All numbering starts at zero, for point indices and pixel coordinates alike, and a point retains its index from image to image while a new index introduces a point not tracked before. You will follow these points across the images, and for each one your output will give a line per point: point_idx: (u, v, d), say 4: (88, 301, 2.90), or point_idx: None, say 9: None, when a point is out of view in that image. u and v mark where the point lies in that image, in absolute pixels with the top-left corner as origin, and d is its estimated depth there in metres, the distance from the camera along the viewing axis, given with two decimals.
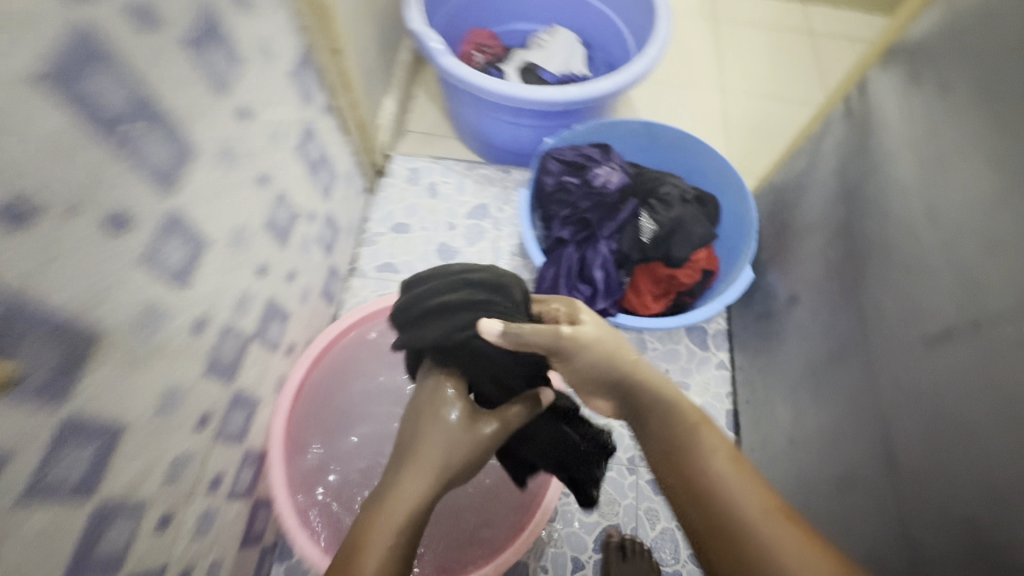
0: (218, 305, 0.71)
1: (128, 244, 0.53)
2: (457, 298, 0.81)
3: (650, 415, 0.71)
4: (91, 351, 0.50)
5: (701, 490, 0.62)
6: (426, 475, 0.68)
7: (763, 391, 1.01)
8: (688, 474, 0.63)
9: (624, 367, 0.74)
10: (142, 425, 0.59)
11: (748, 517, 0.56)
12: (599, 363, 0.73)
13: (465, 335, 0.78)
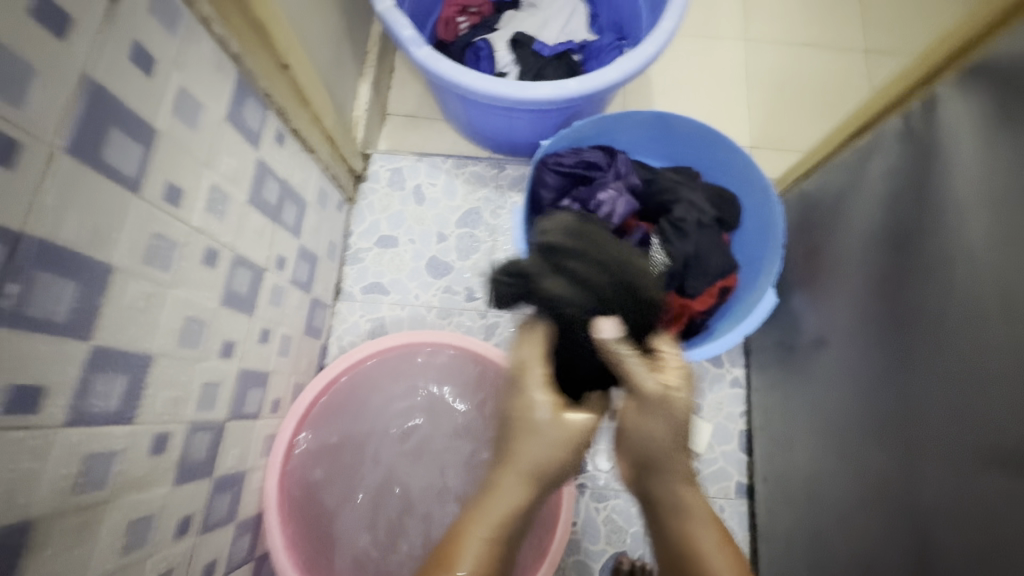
0: (180, 412, 0.64)
1: (44, 416, 0.45)
2: (594, 263, 0.72)
3: (666, 514, 0.64)
4: (25, 543, 0.45)
5: None
6: (518, 486, 0.61)
7: (778, 426, 0.95)
8: None
9: (673, 467, 0.65)
10: (109, 572, 0.55)
11: None
12: (662, 449, 0.65)
13: (570, 317, 0.71)
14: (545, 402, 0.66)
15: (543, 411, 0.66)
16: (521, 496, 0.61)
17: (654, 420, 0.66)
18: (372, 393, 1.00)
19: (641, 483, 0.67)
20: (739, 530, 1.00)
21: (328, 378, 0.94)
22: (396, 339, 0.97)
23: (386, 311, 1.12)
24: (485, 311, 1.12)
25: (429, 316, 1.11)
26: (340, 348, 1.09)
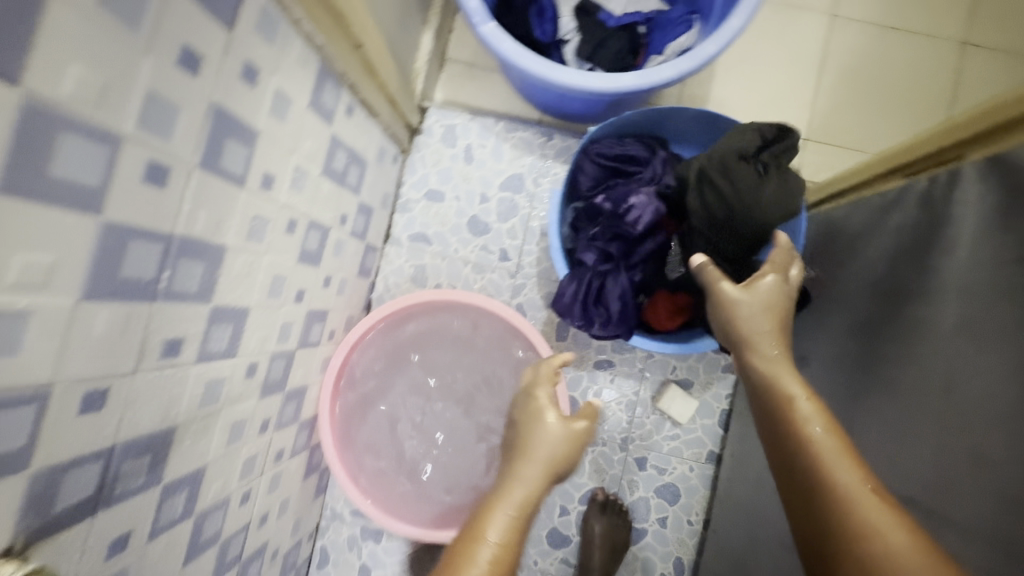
0: (264, 347, 0.82)
1: (183, 359, 0.63)
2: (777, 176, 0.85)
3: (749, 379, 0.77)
4: (172, 440, 0.64)
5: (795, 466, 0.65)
6: (536, 472, 0.77)
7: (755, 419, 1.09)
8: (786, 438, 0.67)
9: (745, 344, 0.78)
10: (219, 457, 0.76)
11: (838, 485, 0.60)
12: (740, 331, 0.78)
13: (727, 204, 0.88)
14: (551, 413, 0.84)
15: (550, 423, 0.82)
16: (538, 481, 0.76)
17: (727, 311, 0.80)
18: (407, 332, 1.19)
19: (745, 366, 0.78)
20: (701, 487, 1.22)
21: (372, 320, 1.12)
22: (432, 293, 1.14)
23: (428, 259, 1.25)
24: (515, 272, 1.24)
25: (465, 269, 1.25)
26: (386, 286, 1.25)
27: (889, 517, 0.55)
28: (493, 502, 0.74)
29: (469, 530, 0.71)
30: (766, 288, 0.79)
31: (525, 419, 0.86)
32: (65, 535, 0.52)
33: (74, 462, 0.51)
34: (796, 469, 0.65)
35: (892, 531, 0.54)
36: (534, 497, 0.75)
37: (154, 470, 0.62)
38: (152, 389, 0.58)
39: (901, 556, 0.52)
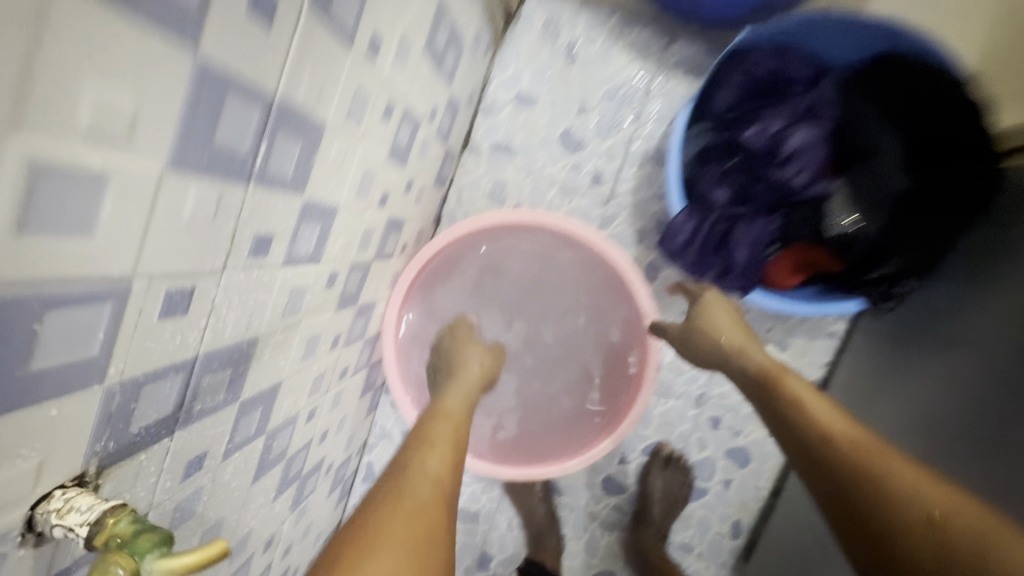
0: (346, 255, 0.70)
1: (272, 259, 0.51)
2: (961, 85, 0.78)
3: (733, 372, 0.84)
4: (253, 353, 0.54)
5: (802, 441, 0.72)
6: (464, 393, 0.91)
7: (856, 400, 0.99)
8: (787, 410, 0.75)
9: (725, 341, 0.86)
10: (293, 373, 0.67)
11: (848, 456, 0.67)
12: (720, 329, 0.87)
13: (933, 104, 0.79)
14: (476, 350, 1.02)
15: (475, 352, 1.01)
16: (468, 399, 0.91)
17: (703, 316, 0.90)
18: (486, 254, 1.08)
19: (732, 372, 0.85)
20: (774, 454, 1.14)
21: (447, 238, 1.01)
22: (513, 214, 1.00)
23: (510, 175, 1.10)
24: (607, 200, 1.09)
25: (551, 191, 1.10)
26: (460, 200, 1.11)
27: (898, 471, 0.63)
28: (443, 392, 0.91)
29: (434, 408, 0.86)
30: (717, 302, 0.90)
31: (449, 355, 1.01)
32: (144, 455, 0.43)
33: (153, 373, 0.40)
34: (795, 445, 0.72)
35: (903, 483, 0.62)
36: (479, 387, 0.95)
37: (234, 386, 0.53)
38: (237, 294, 0.47)
39: (913, 492, 0.60)
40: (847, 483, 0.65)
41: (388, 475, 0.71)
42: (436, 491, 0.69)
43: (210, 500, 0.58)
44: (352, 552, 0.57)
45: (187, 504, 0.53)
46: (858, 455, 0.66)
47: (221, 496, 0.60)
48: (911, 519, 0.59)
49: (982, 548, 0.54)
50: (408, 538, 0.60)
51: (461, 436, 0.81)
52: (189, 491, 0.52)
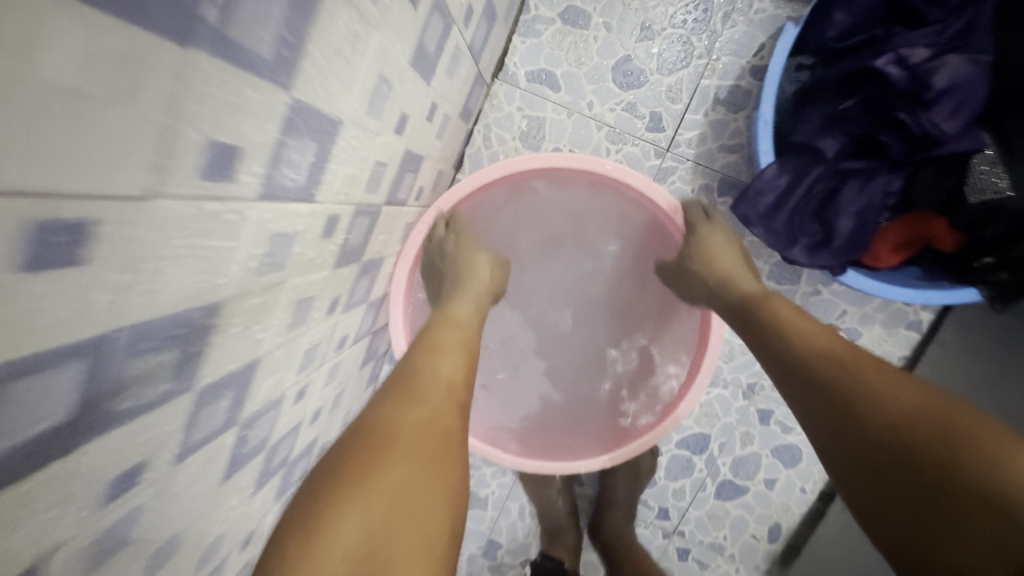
0: (350, 195, 0.53)
1: (240, 187, 0.34)
2: None
3: (721, 296, 0.76)
4: (214, 325, 0.38)
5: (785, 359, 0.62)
6: (470, 303, 0.77)
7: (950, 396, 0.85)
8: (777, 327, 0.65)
9: (733, 273, 0.76)
10: (276, 347, 0.51)
11: (830, 371, 0.57)
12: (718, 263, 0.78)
13: None
14: (482, 255, 0.83)
15: (482, 259, 0.82)
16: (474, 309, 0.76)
17: (705, 242, 0.80)
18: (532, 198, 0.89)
19: (722, 296, 0.75)
20: None
21: (492, 175, 0.81)
22: (574, 156, 0.79)
23: (549, 112, 0.91)
24: (664, 150, 0.90)
25: (597, 135, 0.91)
26: (486, 140, 0.93)
27: (864, 373, 0.55)
28: (451, 298, 0.76)
29: (441, 313, 0.74)
30: (719, 235, 0.81)
31: (453, 263, 0.80)
32: (26, 487, 0.27)
33: (27, 366, 0.24)
34: (785, 366, 0.62)
35: (877, 386, 0.54)
36: (490, 295, 0.82)
37: (185, 370, 0.37)
38: (179, 237, 0.30)
39: (889, 402, 0.52)
40: (818, 392, 0.57)
41: (396, 377, 0.61)
42: (451, 398, 0.59)
43: (159, 517, 0.42)
44: (377, 454, 0.49)
45: (120, 531, 0.37)
46: (852, 373, 0.56)
47: (176, 507, 0.45)
48: (874, 423, 0.52)
49: (943, 443, 0.47)
50: (426, 445, 0.52)
51: (471, 342, 0.70)
52: (120, 514, 0.37)
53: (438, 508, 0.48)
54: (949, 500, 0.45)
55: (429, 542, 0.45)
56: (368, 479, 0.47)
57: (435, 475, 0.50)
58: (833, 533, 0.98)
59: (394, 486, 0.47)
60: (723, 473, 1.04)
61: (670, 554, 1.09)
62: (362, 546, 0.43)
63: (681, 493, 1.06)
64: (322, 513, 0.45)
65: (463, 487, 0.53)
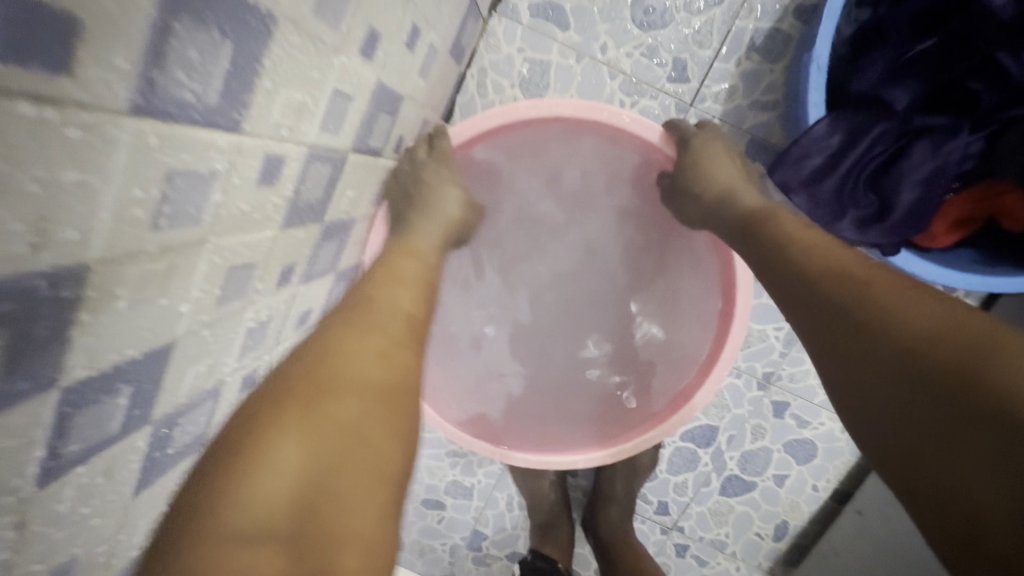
0: (300, 133, 0.41)
1: (92, 90, 0.22)
2: None
3: (717, 214, 0.64)
4: (80, 300, 0.26)
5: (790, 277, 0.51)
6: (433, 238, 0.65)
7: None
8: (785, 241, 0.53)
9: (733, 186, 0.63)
10: (201, 327, 0.40)
11: (840, 283, 0.46)
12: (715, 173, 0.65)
13: None
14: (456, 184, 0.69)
15: (454, 192, 0.69)
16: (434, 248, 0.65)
17: (703, 157, 0.67)
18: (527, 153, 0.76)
19: (721, 216, 0.63)
20: (846, 452, 0.93)
21: (483, 123, 0.68)
22: (579, 103, 0.66)
23: (555, 55, 0.77)
24: (687, 105, 0.78)
25: (610, 84, 0.78)
26: (480, 87, 0.80)
27: (876, 284, 0.44)
28: (414, 228, 0.64)
29: (397, 241, 0.62)
30: (713, 145, 0.68)
31: (424, 185, 0.67)
32: None
33: None
34: (789, 284, 0.50)
35: (891, 298, 0.42)
36: (456, 232, 0.71)
37: (32, 367, 0.25)
38: None
39: (912, 316, 0.40)
40: (823, 304, 0.46)
41: (346, 302, 0.49)
42: (408, 330, 0.49)
43: (28, 552, 0.32)
44: (308, 383, 0.39)
45: None
46: (867, 285, 0.45)
47: (60, 533, 0.34)
48: (881, 338, 0.41)
49: (968, 363, 0.36)
50: (374, 381, 0.41)
51: (433, 276, 0.60)
52: None
53: (381, 453, 0.37)
54: (977, 427, 0.34)
55: (366, 492, 0.35)
56: (295, 408, 0.37)
57: (382, 416, 0.39)
58: (846, 536, 0.91)
59: (332, 422, 0.37)
60: (730, 468, 0.96)
61: (667, 550, 1.02)
62: (285, 487, 0.33)
63: (683, 488, 0.98)
64: (229, 445, 0.34)
65: (414, 437, 0.42)
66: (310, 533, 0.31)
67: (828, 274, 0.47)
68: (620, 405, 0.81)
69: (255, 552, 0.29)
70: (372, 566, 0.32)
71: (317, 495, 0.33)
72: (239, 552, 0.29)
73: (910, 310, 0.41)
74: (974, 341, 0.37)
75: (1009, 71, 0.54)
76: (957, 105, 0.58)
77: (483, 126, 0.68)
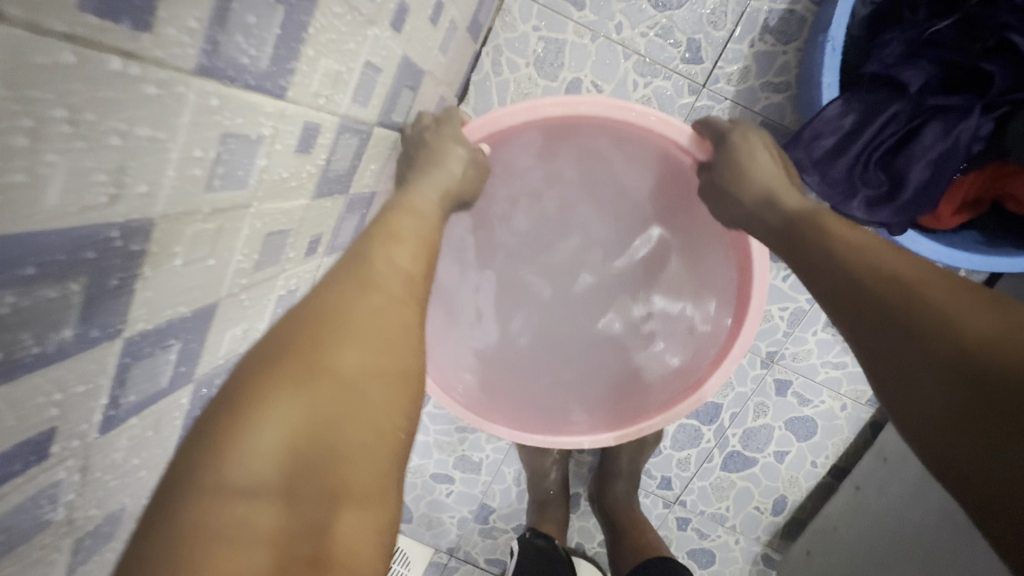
0: (336, 104, 0.42)
1: (168, 51, 0.23)
2: None
3: (756, 215, 0.59)
4: (145, 254, 0.28)
5: (835, 274, 0.45)
6: (431, 204, 0.57)
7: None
8: (828, 241, 0.48)
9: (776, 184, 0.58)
10: (240, 291, 0.41)
11: (886, 284, 0.40)
12: (754, 167, 0.60)
13: None
14: (456, 149, 0.63)
15: (460, 150, 0.63)
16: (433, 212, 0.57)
17: (738, 153, 0.62)
18: (542, 138, 0.74)
19: (763, 216, 0.57)
20: (844, 429, 0.95)
21: (505, 114, 0.66)
22: (614, 104, 0.64)
23: (570, 34, 0.78)
24: (700, 86, 0.79)
25: (625, 65, 0.79)
26: (495, 66, 0.80)
27: (928, 286, 0.38)
28: (410, 183, 0.59)
29: (395, 200, 0.55)
30: (755, 140, 0.63)
31: (423, 148, 0.62)
32: None
33: None
34: (837, 287, 0.44)
35: (943, 298, 0.37)
36: (455, 196, 0.64)
37: (103, 317, 0.27)
38: (64, 109, 0.20)
39: (966, 327, 0.34)
40: (865, 304, 0.41)
41: (345, 260, 0.44)
42: (411, 290, 0.45)
43: (88, 496, 0.34)
44: (307, 337, 0.36)
45: (22, 519, 0.28)
46: (923, 290, 0.38)
47: (113, 482, 0.36)
48: (936, 343, 0.35)
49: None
50: (378, 340, 0.38)
51: (435, 238, 0.53)
52: (22, 498, 0.28)
53: (383, 413, 0.35)
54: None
55: (366, 456, 0.33)
56: (293, 363, 0.34)
57: (384, 378, 0.37)
58: (842, 509, 0.94)
59: (332, 381, 0.34)
60: (732, 444, 0.99)
61: (669, 523, 1.05)
62: (278, 446, 0.31)
63: (686, 463, 1.01)
64: (222, 399, 0.32)
65: (419, 397, 0.39)
66: (303, 495, 0.30)
67: (873, 275, 0.41)
68: (626, 395, 0.80)
69: (249, 507, 0.28)
70: (366, 528, 0.31)
71: (314, 457, 0.31)
72: (228, 506, 0.28)
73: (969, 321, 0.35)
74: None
75: (1021, 50, 0.55)
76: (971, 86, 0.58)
77: (510, 119, 0.66)
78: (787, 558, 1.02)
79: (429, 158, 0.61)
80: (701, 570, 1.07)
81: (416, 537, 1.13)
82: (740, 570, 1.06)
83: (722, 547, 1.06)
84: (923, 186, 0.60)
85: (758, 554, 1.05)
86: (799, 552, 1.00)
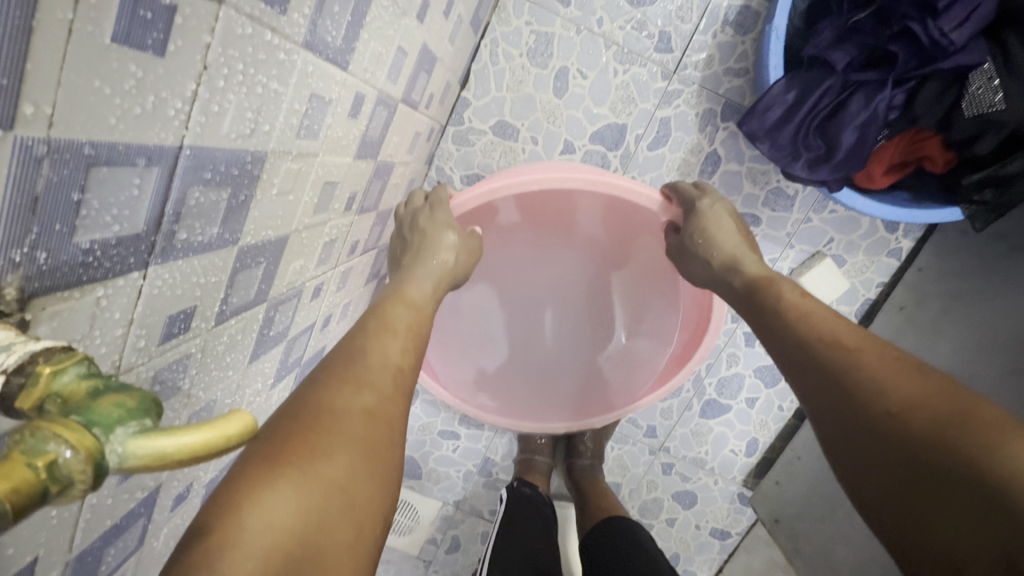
0: (374, 77, 0.51)
1: (291, 24, 0.33)
2: None
3: (721, 280, 0.71)
4: (260, 178, 0.38)
5: (805, 351, 0.53)
6: (429, 290, 0.67)
7: (922, 335, 0.92)
8: (790, 319, 0.57)
9: (742, 260, 0.69)
10: (302, 228, 0.51)
11: (841, 359, 0.49)
12: (720, 237, 0.72)
13: None
14: (452, 234, 0.73)
15: (452, 237, 0.72)
16: (431, 296, 0.67)
17: (706, 221, 0.73)
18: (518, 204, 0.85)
19: (731, 281, 0.69)
20: None
21: (488, 189, 0.76)
22: (598, 178, 0.74)
23: (558, 28, 0.89)
24: (671, 72, 0.90)
25: (606, 54, 0.90)
26: (492, 56, 0.91)
27: (865, 353, 0.49)
28: (410, 273, 0.68)
29: (392, 292, 0.63)
30: (721, 210, 0.75)
31: (422, 235, 0.73)
32: (105, 292, 0.28)
33: (114, 156, 0.24)
34: (799, 359, 0.53)
35: (882, 369, 0.47)
36: (450, 281, 0.73)
37: (232, 219, 0.37)
38: (242, 64, 0.30)
39: (893, 396, 0.44)
40: (816, 373, 0.51)
41: (337, 351, 0.49)
42: (396, 384, 0.48)
43: (201, 376, 0.44)
44: (304, 436, 0.38)
45: (169, 378, 0.38)
46: (869, 362, 0.48)
47: (216, 371, 0.46)
48: (870, 407, 0.45)
49: (943, 430, 0.40)
50: (365, 435, 0.41)
51: (422, 328, 0.59)
52: (171, 360, 0.38)
53: (365, 510, 0.37)
54: (954, 487, 0.37)
55: (347, 553, 0.35)
56: (293, 462, 0.36)
57: (369, 474, 0.39)
58: (805, 445, 1.06)
59: (322, 478, 0.36)
60: (709, 393, 1.10)
61: (655, 469, 1.17)
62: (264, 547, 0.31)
63: (668, 413, 1.12)
64: (207, 514, 0.32)
65: (396, 489, 0.41)
66: None
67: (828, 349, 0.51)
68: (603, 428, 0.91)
69: None
70: None
71: (304, 553, 0.32)
72: None
73: (902, 387, 0.44)
74: (949, 408, 0.41)
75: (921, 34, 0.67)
76: (887, 63, 0.71)
77: (493, 192, 0.76)
78: (760, 492, 1.14)
79: (423, 244, 0.72)
80: (685, 511, 1.19)
81: (424, 491, 1.23)
82: (719, 508, 1.19)
83: (702, 488, 1.17)
84: (851, 151, 0.73)
85: (735, 493, 1.17)
86: (770, 484, 1.12)
